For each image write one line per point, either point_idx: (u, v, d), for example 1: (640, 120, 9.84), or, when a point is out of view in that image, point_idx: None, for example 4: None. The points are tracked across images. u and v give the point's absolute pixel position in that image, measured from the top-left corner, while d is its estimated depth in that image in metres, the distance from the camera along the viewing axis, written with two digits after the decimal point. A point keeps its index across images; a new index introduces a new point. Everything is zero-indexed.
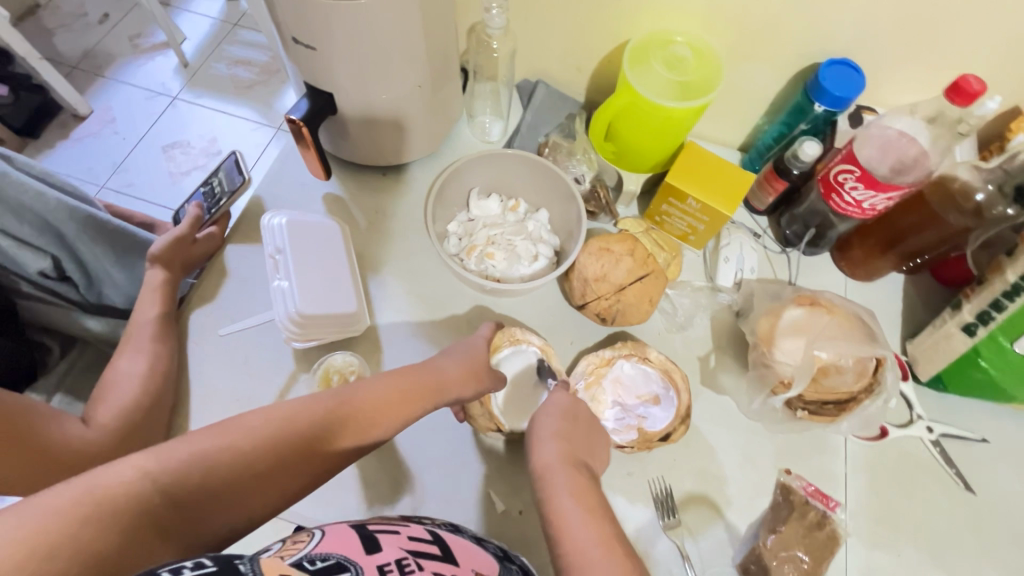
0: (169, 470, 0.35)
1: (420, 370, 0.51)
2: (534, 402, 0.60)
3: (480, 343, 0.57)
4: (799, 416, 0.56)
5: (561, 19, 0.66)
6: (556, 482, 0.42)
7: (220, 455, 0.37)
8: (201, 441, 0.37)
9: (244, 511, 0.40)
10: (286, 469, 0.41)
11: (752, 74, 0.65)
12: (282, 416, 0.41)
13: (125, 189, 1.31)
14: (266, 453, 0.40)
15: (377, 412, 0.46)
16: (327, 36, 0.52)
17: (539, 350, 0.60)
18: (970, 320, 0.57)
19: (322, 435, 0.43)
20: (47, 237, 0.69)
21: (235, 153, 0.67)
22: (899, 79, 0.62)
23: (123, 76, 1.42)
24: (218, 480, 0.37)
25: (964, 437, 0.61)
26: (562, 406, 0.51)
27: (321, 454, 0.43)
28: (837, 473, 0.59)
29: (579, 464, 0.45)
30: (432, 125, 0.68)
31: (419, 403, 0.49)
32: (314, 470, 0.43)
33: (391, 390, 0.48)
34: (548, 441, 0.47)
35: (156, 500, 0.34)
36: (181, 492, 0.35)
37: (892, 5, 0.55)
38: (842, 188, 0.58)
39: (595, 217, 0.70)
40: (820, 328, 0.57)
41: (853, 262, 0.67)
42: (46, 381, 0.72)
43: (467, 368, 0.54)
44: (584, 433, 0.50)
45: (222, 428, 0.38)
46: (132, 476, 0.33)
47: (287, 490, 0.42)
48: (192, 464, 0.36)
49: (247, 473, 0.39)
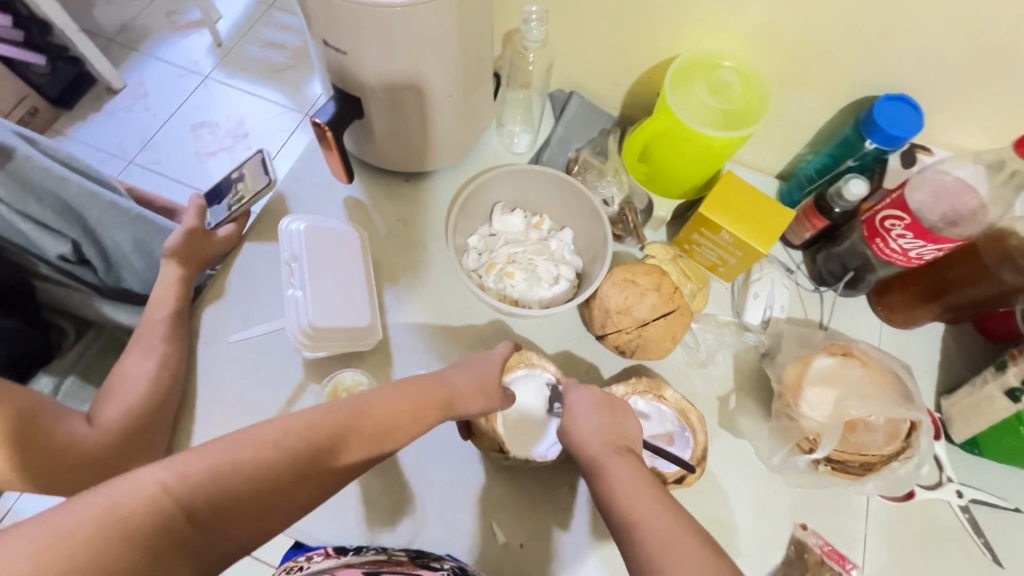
0: (187, 485, 0.31)
1: (431, 380, 0.49)
2: (542, 428, 0.57)
3: (496, 360, 0.54)
4: (821, 470, 0.53)
5: (603, 33, 0.63)
6: (613, 469, 0.41)
7: (235, 469, 0.34)
8: (216, 453, 0.34)
9: (262, 530, 0.35)
10: (301, 484, 0.37)
11: (800, 102, 0.62)
12: (298, 427, 0.38)
13: (152, 166, 1.32)
14: (278, 464, 0.36)
15: (392, 423, 0.44)
16: (358, 39, 0.50)
17: (553, 376, 0.58)
18: (1014, 384, 0.53)
19: (336, 448, 0.40)
20: (68, 221, 0.68)
21: (262, 151, 0.65)
22: (959, 119, 0.58)
23: (158, 52, 1.42)
24: (234, 496, 0.33)
25: (996, 504, 0.58)
26: (595, 397, 0.50)
27: (334, 468, 0.39)
28: (857, 533, 0.56)
29: (621, 450, 0.44)
30: (459, 133, 0.66)
31: (431, 414, 0.46)
32: (329, 485, 0.39)
33: (404, 400, 0.45)
34: (592, 434, 0.46)
35: (177, 521, 0.30)
36: (201, 506, 0.32)
37: (960, 41, 0.51)
38: (888, 235, 0.55)
39: (620, 241, 0.67)
40: (853, 383, 0.53)
41: (891, 307, 0.63)
42: (62, 362, 0.74)
43: (480, 384, 0.51)
44: (624, 420, 0.48)
45: (234, 439, 0.35)
46: (151, 490, 0.30)
47: (289, 510, 0.37)
48: (210, 478, 0.33)
49: (263, 490, 0.35)
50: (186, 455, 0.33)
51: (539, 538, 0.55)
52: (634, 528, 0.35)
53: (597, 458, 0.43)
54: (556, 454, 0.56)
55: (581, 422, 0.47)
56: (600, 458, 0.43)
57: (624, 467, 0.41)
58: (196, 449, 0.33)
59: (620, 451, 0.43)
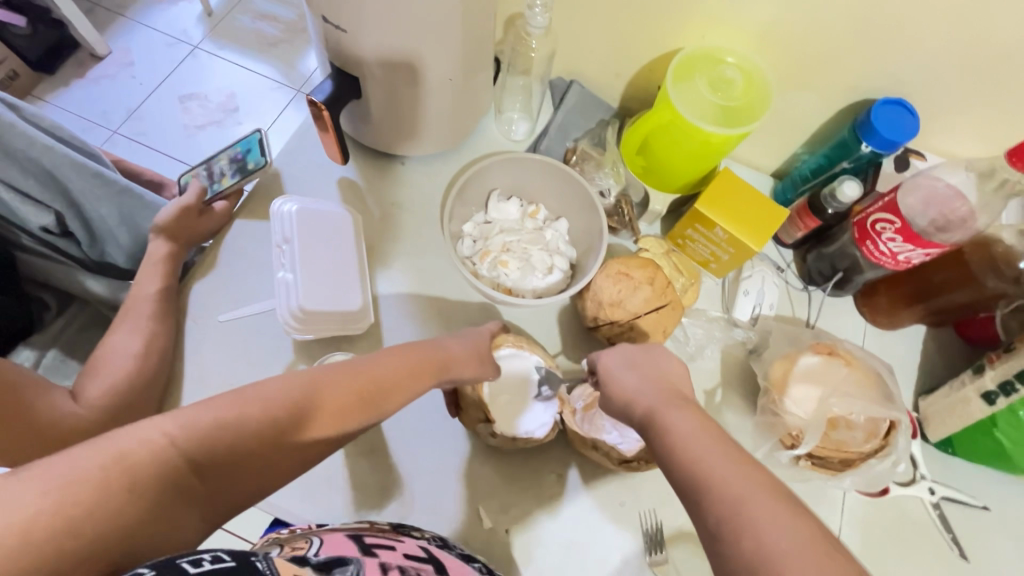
0: (193, 436, 0.32)
1: (425, 346, 0.49)
2: (525, 409, 0.57)
3: (484, 334, 0.55)
4: (801, 465, 0.54)
5: (607, 24, 0.62)
6: (670, 419, 0.39)
7: (238, 425, 0.34)
8: (223, 408, 0.34)
9: (256, 487, 0.36)
10: (298, 443, 0.38)
11: (799, 102, 0.62)
12: (299, 386, 0.38)
13: (138, 137, 1.28)
14: (281, 422, 0.36)
15: (389, 386, 0.44)
16: (359, 17, 0.49)
17: (542, 361, 0.57)
18: (991, 388, 0.55)
19: (336, 410, 0.40)
20: (51, 192, 0.67)
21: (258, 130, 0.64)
22: (952, 128, 0.59)
23: (145, 19, 1.38)
24: (239, 451, 0.34)
25: (966, 503, 0.60)
26: (625, 355, 0.49)
27: (332, 428, 0.40)
28: (832, 526, 0.58)
29: (683, 399, 0.42)
30: (456, 118, 0.65)
31: (426, 380, 0.47)
32: (325, 446, 0.40)
33: (401, 366, 0.45)
34: (638, 394, 0.43)
35: (183, 474, 0.31)
36: (205, 459, 0.32)
37: (958, 50, 0.51)
38: (878, 237, 0.56)
39: (615, 233, 0.67)
40: (837, 381, 0.55)
41: (876, 308, 0.64)
42: (41, 338, 0.72)
43: (472, 352, 0.52)
44: (666, 368, 0.47)
45: (240, 396, 0.35)
46: (157, 443, 0.30)
47: (291, 466, 0.38)
48: (216, 431, 0.33)
49: (264, 447, 0.35)
50: (191, 407, 0.33)
51: (524, 524, 0.56)
52: (691, 470, 0.34)
53: (653, 410, 0.41)
54: (545, 434, 0.55)
55: (623, 381, 0.46)
56: (657, 410, 0.40)
57: (685, 418, 0.38)
58: (201, 403, 0.33)
59: (677, 401, 0.41)
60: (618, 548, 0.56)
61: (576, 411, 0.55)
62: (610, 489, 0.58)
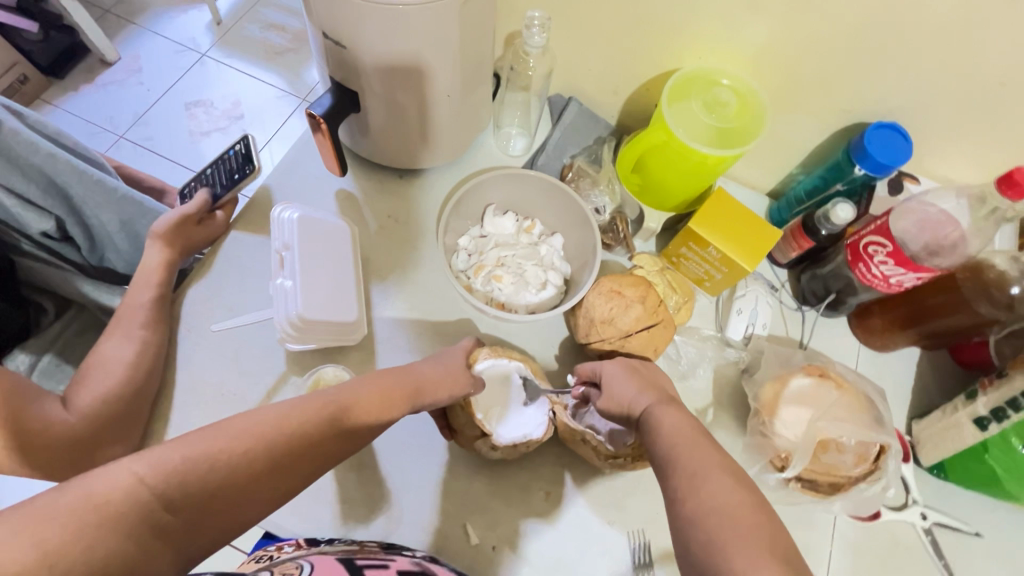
0: (163, 475, 0.32)
1: (396, 372, 0.49)
2: (508, 415, 0.55)
3: (458, 353, 0.56)
4: (792, 487, 0.53)
5: (605, 45, 0.63)
6: (662, 418, 0.42)
7: (213, 459, 0.35)
8: (191, 445, 0.34)
9: (232, 522, 0.36)
10: (279, 474, 0.38)
11: (794, 123, 0.62)
12: (270, 419, 0.39)
13: (143, 142, 1.30)
14: (257, 454, 0.37)
15: (363, 413, 0.44)
16: (358, 32, 0.50)
17: (523, 367, 0.57)
18: (983, 414, 0.55)
19: (311, 441, 0.40)
20: (53, 199, 0.67)
21: (246, 136, 0.65)
22: (946, 152, 0.59)
23: (155, 26, 1.40)
24: (216, 484, 0.34)
25: (958, 529, 0.59)
26: (621, 363, 0.51)
27: (309, 457, 0.40)
28: (822, 551, 0.57)
29: (672, 401, 0.45)
30: (454, 133, 0.65)
31: (398, 403, 0.47)
32: (308, 471, 0.40)
33: (375, 392, 0.46)
34: (636, 395, 0.46)
35: (155, 510, 0.32)
36: (180, 497, 0.33)
37: (949, 77, 0.52)
38: (871, 260, 0.56)
39: (610, 249, 0.68)
40: (828, 404, 0.54)
41: (870, 330, 0.64)
42: (38, 341, 0.72)
43: (447, 372, 0.52)
44: (652, 377, 0.50)
45: (211, 431, 0.36)
46: (127, 482, 0.31)
47: (276, 495, 0.38)
48: (185, 469, 0.33)
49: (239, 479, 0.36)
50: (159, 447, 0.33)
51: (511, 541, 0.56)
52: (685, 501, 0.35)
53: (650, 409, 0.43)
54: (543, 432, 0.54)
55: (618, 387, 0.48)
56: (654, 409, 0.43)
57: (677, 416, 0.42)
58: (170, 442, 0.34)
59: (671, 403, 0.44)
60: (605, 567, 0.55)
61: (568, 407, 0.56)
62: (599, 507, 0.57)
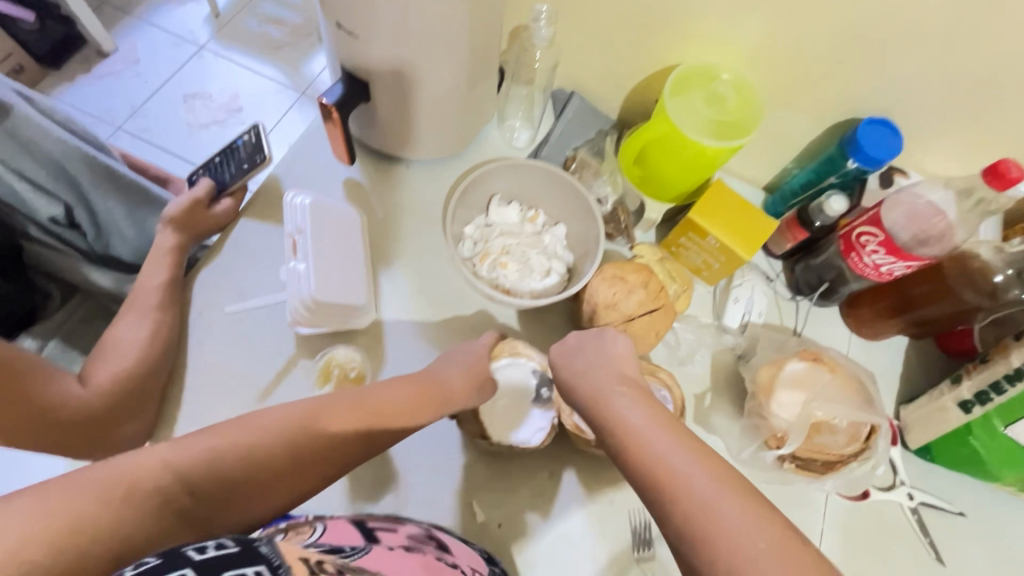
0: (189, 461, 0.35)
1: (425, 378, 0.51)
2: (521, 417, 0.57)
3: (480, 348, 0.56)
4: (786, 467, 0.56)
5: (608, 41, 0.65)
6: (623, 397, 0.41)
7: (241, 452, 0.38)
8: (219, 437, 0.38)
9: (252, 510, 0.39)
10: (301, 470, 0.41)
11: (789, 118, 0.65)
12: (297, 416, 0.41)
13: (141, 134, 1.30)
14: (282, 451, 0.40)
15: (385, 417, 0.46)
16: (370, 23, 0.51)
17: (539, 365, 0.59)
18: (967, 398, 0.57)
19: (333, 442, 0.43)
20: (61, 184, 0.68)
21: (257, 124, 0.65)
22: (935, 148, 0.62)
23: (153, 17, 1.40)
24: (238, 475, 0.38)
25: (943, 508, 0.62)
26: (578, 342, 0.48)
27: (330, 457, 0.43)
28: (814, 528, 0.60)
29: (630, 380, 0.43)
30: (459, 124, 0.67)
31: (425, 411, 0.49)
32: (331, 470, 0.43)
33: (400, 398, 0.48)
34: (594, 376, 0.44)
35: (179, 493, 0.34)
36: (201, 484, 0.36)
37: (938, 75, 0.54)
38: (862, 250, 0.59)
39: (611, 239, 0.70)
40: (819, 387, 0.57)
41: (860, 319, 0.67)
42: (44, 326, 0.73)
43: (473, 380, 0.52)
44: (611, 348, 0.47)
45: (241, 424, 0.39)
46: (154, 466, 0.34)
47: (298, 489, 0.42)
48: (209, 459, 0.36)
49: (263, 473, 0.39)
50: (186, 436, 0.36)
51: (515, 518, 0.57)
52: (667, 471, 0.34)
53: (601, 392, 0.42)
54: (540, 441, 0.56)
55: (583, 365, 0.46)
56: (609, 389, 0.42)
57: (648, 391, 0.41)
58: (200, 432, 0.37)
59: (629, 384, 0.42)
60: (607, 544, 0.57)
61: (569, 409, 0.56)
62: (601, 487, 0.59)
